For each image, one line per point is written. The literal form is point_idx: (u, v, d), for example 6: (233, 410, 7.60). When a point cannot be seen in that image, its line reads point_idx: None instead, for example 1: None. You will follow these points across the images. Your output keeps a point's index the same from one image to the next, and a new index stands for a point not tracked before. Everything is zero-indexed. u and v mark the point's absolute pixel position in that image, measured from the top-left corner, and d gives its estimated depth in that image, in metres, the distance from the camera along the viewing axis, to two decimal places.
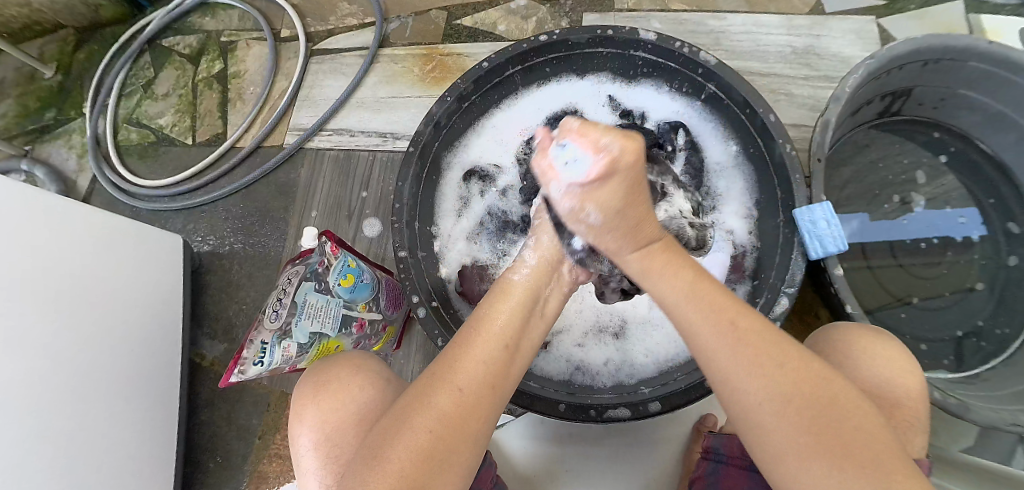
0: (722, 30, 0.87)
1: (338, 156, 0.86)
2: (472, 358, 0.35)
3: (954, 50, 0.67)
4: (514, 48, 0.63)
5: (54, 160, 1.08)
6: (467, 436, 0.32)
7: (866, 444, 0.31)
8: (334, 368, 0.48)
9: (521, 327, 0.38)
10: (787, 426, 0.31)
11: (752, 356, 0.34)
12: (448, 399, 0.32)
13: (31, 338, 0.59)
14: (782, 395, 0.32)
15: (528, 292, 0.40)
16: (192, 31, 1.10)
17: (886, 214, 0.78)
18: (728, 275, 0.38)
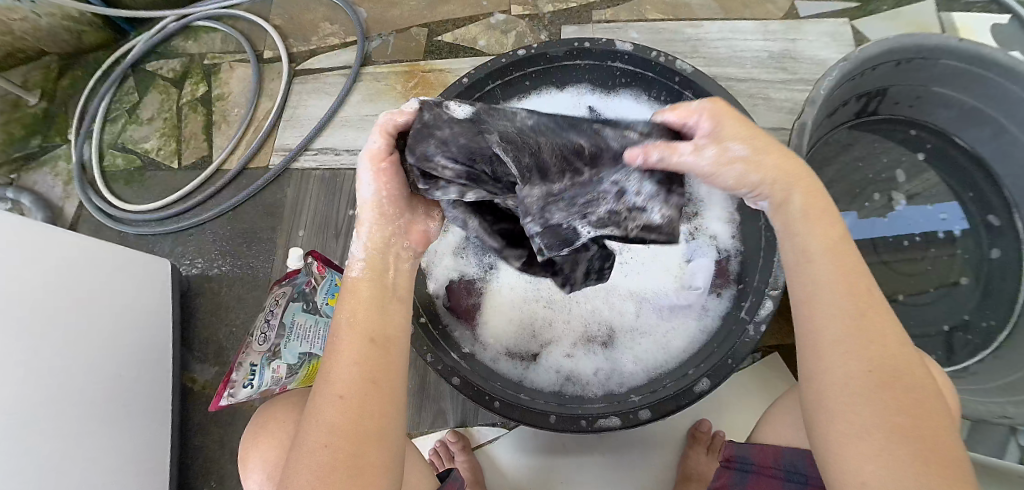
0: (699, 37, 0.88)
1: (324, 175, 0.87)
2: (342, 366, 0.37)
3: (926, 49, 0.68)
4: (494, 64, 0.66)
5: (40, 188, 1.07)
6: (370, 430, 0.35)
7: (934, 427, 0.32)
8: (268, 412, 0.51)
9: (381, 316, 0.40)
10: (870, 403, 0.32)
11: (861, 326, 0.35)
12: (330, 409, 0.35)
13: (19, 371, 0.59)
14: (876, 375, 0.33)
15: (378, 280, 0.42)
16: (176, 54, 1.11)
17: (869, 212, 0.79)
18: (820, 237, 0.38)
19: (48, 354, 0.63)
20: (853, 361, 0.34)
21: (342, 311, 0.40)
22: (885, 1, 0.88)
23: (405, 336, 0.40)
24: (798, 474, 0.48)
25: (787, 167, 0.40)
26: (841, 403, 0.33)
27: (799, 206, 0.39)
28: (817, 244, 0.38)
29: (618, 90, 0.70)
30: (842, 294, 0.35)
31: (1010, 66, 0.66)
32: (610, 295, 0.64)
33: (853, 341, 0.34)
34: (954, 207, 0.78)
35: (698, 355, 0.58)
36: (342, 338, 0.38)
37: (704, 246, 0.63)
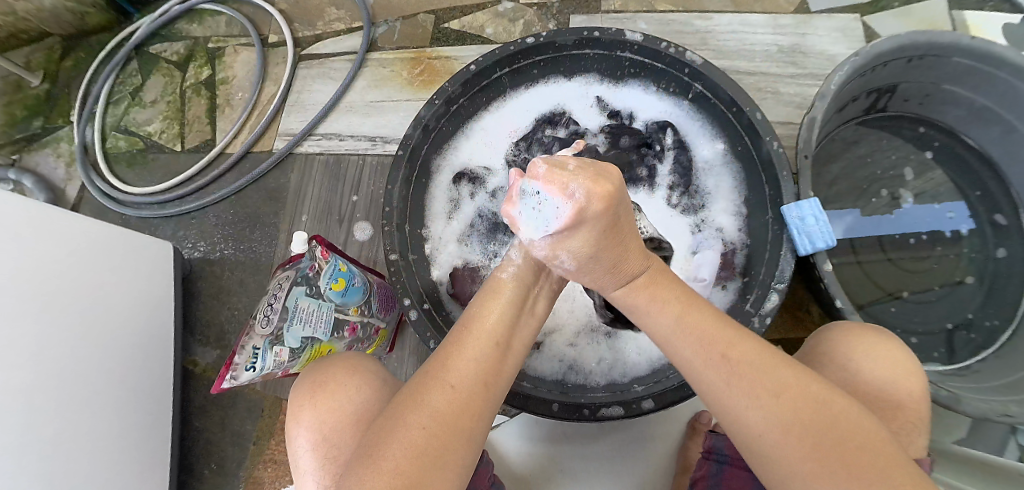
0: (708, 29, 0.87)
1: (328, 161, 0.86)
2: (466, 357, 0.35)
3: (939, 46, 0.68)
4: (501, 51, 0.64)
5: (43, 169, 1.07)
6: (464, 431, 0.32)
7: (864, 454, 0.31)
8: (335, 367, 0.48)
9: (512, 324, 0.38)
10: (790, 448, 0.32)
11: (730, 376, 0.35)
12: (445, 393, 0.33)
13: (22, 348, 0.59)
14: (779, 416, 0.33)
15: (517, 292, 0.41)
16: (180, 37, 1.10)
17: (874, 209, 0.79)
18: (665, 316, 0.39)
19: (52, 332, 0.63)
20: (743, 405, 0.34)
21: (478, 306, 0.39)
22: None
23: (520, 355, 0.39)
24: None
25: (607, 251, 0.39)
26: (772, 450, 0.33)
27: (655, 275, 0.41)
28: (647, 299, 0.40)
29: (627, 80, 0.70)
30: (708, 355, 0.36)
31: (1022, 64, 0.65)
32: None
33: (743, 396, 0.34)
34: (961, 206, 0.78)
35: None
36: (467, 329, 0.37)
37: (711, 239, 0.64)
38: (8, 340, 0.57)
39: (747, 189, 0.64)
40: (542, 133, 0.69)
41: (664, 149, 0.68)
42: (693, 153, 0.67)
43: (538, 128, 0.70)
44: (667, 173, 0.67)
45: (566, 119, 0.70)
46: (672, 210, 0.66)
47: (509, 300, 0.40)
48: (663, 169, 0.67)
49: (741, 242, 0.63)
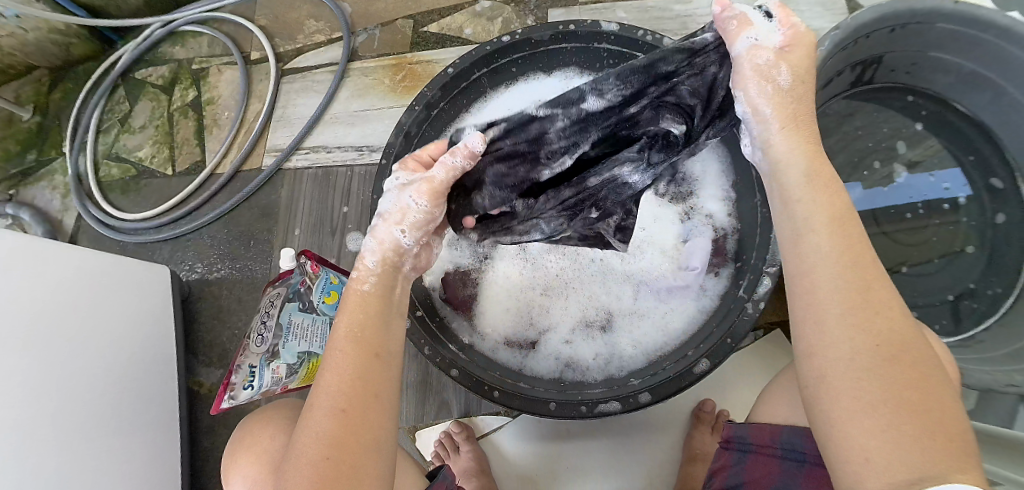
0: (688, 14, 0.87)
1: (317, 173, 0.86)
2: (338, 375, 0.35)
3: (921, 13, 0.66)
4: (478, 51, 0.65)
5: (39, 201, 1.08)
6: (361, 447, 0.33)
7: (943, 406, 0.28)
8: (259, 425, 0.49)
9: (385, 328, 0.39)
10: (873, 380, 0.29)
11: (857, 288, 0.31)
12: (327, 421, 0.33)
13: (23, 382, 0.59)
14: (880, 341, 0.30)
15: (380, 293, 0.40)
16: (164, 61, 1.10)
17: (871, 183, 0.78)
18: (822, 205, 0.35)
19: (54, 365, 0.63)
20: (853, 319, 0.31)
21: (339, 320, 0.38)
22: None
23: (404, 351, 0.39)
24: (798, 452, 0.45)
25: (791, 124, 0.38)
26: (842, 380, 0.30)
27: (801, 174, 0.37)
28: (799, 192, 0.36)
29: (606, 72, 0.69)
30: (841, 260, 0.32)
31: (1009, 27, 0.63)
32: (607, 280, 0.64)
33: (850, 312, 0.31)
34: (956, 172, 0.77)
35: (696, 336, 0.57)
36: (333, 342, 0.37)
37: (701, 225, 0.63)
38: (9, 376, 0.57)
39: (733, 175, 0.63)
40: None
41: None
42: None
43: None
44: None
45: None
46: (659, 201, 0.65)
47: (367, 300, 0.39)
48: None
49: (732, 227, 0.62)
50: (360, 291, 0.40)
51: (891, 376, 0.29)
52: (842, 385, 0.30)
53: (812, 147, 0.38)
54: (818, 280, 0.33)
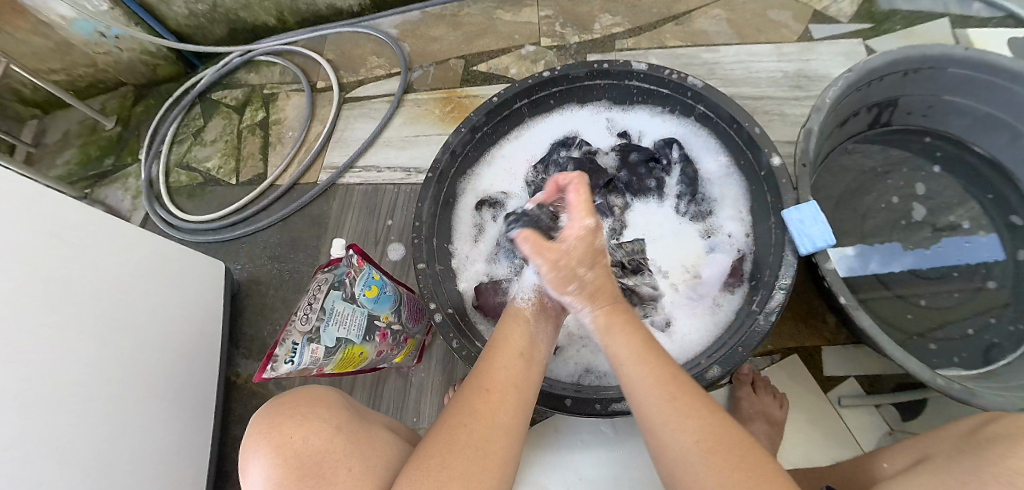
0: (716, 61, 0.96)
1: (367, 189, 0.97)
2: (500, 368, 0.46)
3: (932, 58, 0.73)
4: (519, 84, 0.73)
5: (111, 200, 1.18)
6: (499, 424, 0.42)
7: (746, 461, 0.39)
8: (296, 401, 0.49)
9: (535, 343, 0.51)
10: (684, 443, 0.41)
11: (674, 405, 0.43)
12: (480, 398, 0.43)
13: (77, 352, 0.64)
14: (705, 438, 0.41)
15: (533, 315, 0.53)
16: (238, 85, 1.23)
17: (917, 242, 0.79)
18: (623, 345, 0.49)
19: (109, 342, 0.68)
20: (685, 428, 0.42)
21: (502, 330, 0.51)
22: (897, 22, 0.94)
23: (544, 364, 0.51)
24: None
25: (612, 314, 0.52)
26: (696, 477, 0.39)
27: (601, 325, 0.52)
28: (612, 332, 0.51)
29: (634, 106, 0.80)
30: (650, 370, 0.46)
31: (1021, 71, 0.70)
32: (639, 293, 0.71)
33: (664, 414, 0.43)
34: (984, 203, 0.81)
35: (712, 348, 0.62)
36: (496, 345, 0.49)
37: (723, 243, 0.72)
38: (72, 334, 0.63)
39: (750, 201, 0.70)
40: (558, 155, 0.79)
41: (670, 164, 0.77)
42: (698, 168, 0.76)
43: (553, 151, 0.79)
44: (674, 185, 0.77)
45: (579, 141, 0.80)
46: (680, 218, 0.75)
47: (526, 322, 0.52)
48: (671, 182, 0.77)
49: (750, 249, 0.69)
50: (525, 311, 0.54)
51: (730, 479, 0.38)
52: (693, 483, 0.40)
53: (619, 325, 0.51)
54: (642, 403, 0.45)
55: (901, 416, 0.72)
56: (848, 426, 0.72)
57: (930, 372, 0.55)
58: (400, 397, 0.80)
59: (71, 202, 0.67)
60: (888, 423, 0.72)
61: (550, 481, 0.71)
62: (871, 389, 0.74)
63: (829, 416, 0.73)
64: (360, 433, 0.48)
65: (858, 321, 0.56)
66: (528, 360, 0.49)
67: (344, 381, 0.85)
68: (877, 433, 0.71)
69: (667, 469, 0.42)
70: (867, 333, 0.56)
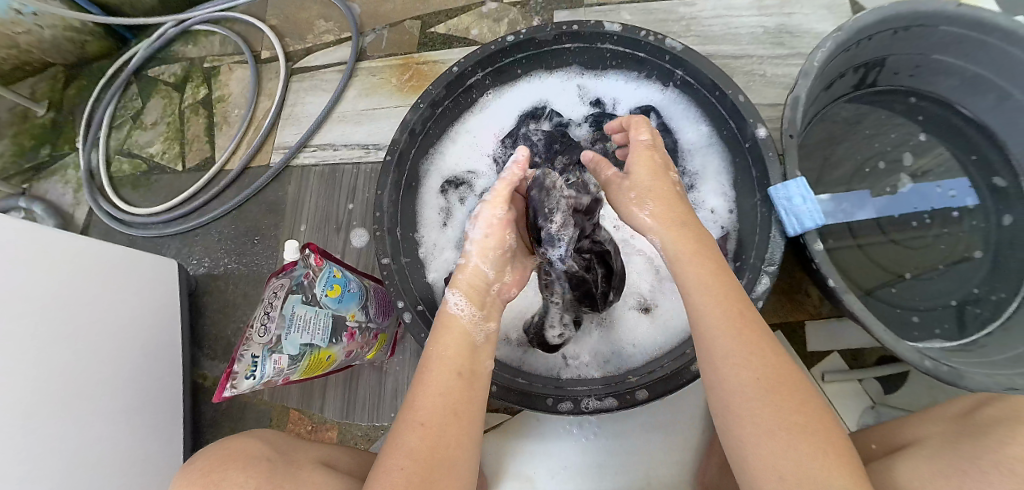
0: (692, 15, 0.89)
1: (323, 170, 0.90)
2: (432, 393, 0.43)
3: (923, 16, 0.68)
4: (482, 51, 0.67)
5: (51, 195, 1.09)
6: (440, 460, 0.40)
7: (811, 417, 0.39)
8: (208, 465, 0.47)
9: (471, 355, 0.48)
10: (755, 391, 0.40)
11: (743, 345, 0.42)
12: (415, 438, 0.41)
13: (24, 378, 0.58)
14: (767, 378, 0.40)
15: (468, 326, 0.49)
16: (176, 59, 1.10)
17: (879, 191, 0.78)
18: (698, 270, 0.47)
19: (59, 363, 0.63)
20: (751, 371, 0.41)
21: (434, 347, 0.48)
22: None
23: (485, 373, 0.48)
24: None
25: (701, 269, 0.47)
26: (744, 408, 0.40)
27: (686, 248, 0.48)
28: (683, 263, 0.48)
29: (608, 71, 0.74)
30: (725, 309, 0.44)
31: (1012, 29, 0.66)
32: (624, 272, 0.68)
33: (742, 367, 0.41)
34: (965, 166, 0.78)
35: (695, 335, 0.61)
36: (428, 369, 0.46)
37: (708, 221, 0.68)
38: (30, 363, 0.59)
39: (733, 173, 0.67)
40: (527, 128, 0.74)
41: None
42: (677, 137, 0.72)
43: (522, 124, 0.74)
44: None
45: (548, 112, 0.74)
46: None
47: (461, 332, 0.48)
48: None
49: (733, 226, 0.66)
50: (461, 322, 0.49)
51: (768, 377, 0.40)
52: (741, 414, 0.40)
53: (699, 249, 0.48)
54: (709, 332, 0.43)
55: (882, 388, 0.72)
56: (830, 400, 0.73)
57: (916, 353, 0.53)
58: (375, 388, 0.81)
59: (6, 222, 0.60)
60: (870, 396, 0.72)
61: (538, 475, 0.73)
62: (854, 363, 0.74)
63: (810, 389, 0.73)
64: (283, 482, 0.46)
65: (848, 305, 0.54)
66: (468, 379, 0.46)
67: (319, 381, 0.83)
68: (859, 406, 0.72)
69: (721, 398, 0.42)
70: (856, 315, 0.54)
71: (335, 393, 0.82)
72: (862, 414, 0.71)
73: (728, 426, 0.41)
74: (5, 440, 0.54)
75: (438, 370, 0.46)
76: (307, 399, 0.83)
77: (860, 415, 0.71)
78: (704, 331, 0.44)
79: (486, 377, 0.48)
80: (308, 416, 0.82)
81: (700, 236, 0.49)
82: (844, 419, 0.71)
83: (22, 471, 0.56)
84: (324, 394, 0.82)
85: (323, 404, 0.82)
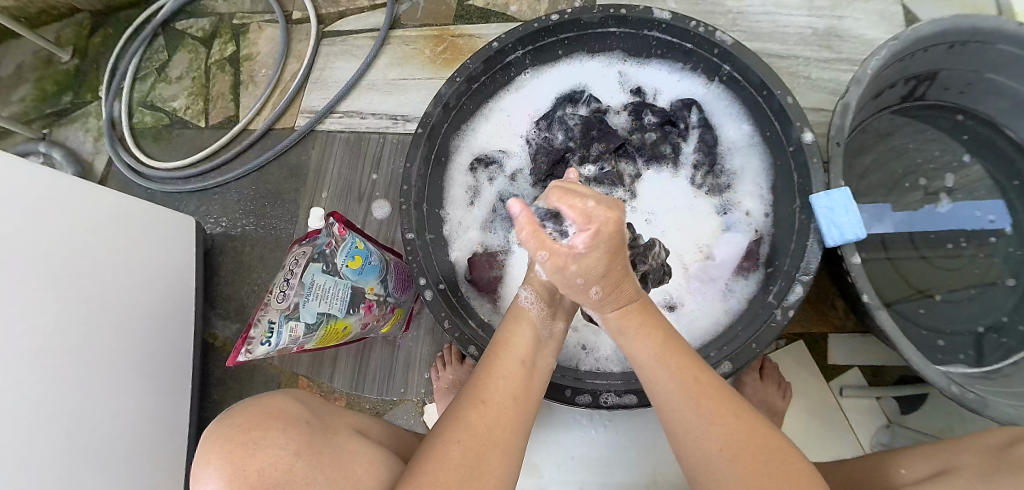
0: (740, 9, 0.85)
1: (348, 138, 0.88)
2: (496, 377, 0.43)
3: (982, 33, 0.65)
4: (525, 28, 0.65)
5: (72, 143, 1.08)
6: (495, 440, 0.39)
7: (789, 475, 0.37)
8: (246, 421, 0.43)
9: (535, 347, 0.47)
10: (720, 456, 0.38)
11: (700, 412, 0.40)
12: (474, 416, 0.40)
13: (38, 322, 0.58)
14: (732, 446, 0.38)
15: (536, 320, 0.48)
16: (205, 14, 1.08)
17: (907, 204, 0.76)
18: (647, 340, 0.44)
19: (75, 310, 0.63)
20: (711, 436, 0.39)
21: (504, 334, 0.47)
22: None
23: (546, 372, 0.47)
24: None
25: (654, 336, 0.44)
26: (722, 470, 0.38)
27: (616, 319, 0.45)
28: (615, 323, 0.45)
29: (652, 60, 0.72)
30: (681, 379, 0.42)
31: None
32: None
33: (703, 422, 0.39)
34: (1007, 190, 0.75)
35: (719, 338, 0.59)
36: (498, 354, 0.45)
37: (741, 222, 0.66)
38: (45, 308, 0.59)
39: (772, 176, 0.65)
40: (563, 111, 0.71)
41: (688, 127, 0.70)
42: (718, 134, 0.69)
43: (558, 107, 0.71)
44: (691, 150, 0.70)
45: (586, 97, 0.72)
46: (695, 190, 0.69)
47: (530, 324, 0.48)
48: (687, 147, 0.70)
49: (768, 230, 0.64)
50: (523, 311, 0.48)
51: (732, 443, 0.38)
52: (715, 483, 0.38)
53: (636, 314, 0.45)
54: (671, 402, 0.41)
55: (900, 408, 0.71)
56: (843, 412, 0.72)
57: (944, 377, 0.52)
58: (387, 362, 0.80)
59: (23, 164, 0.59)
60: (886, 415, 0.71)
61: (544, 464, 0.72)
62: (874, 380, 0.72)
63: (826, 401, 0.72)
64: (325, 449, 0.44)
65: (879, 322, 0.52)
66: (528, 370, 0.45)
67: (329, 351, 0.83)
68: (874, 423, 0.70)
69: (694, 468, 0.40)
70: (886, 334, 0.52)
71: (345, 364, 0.82)
72: (876, 432, 0.70)
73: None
74: (16, 383, 0.54)
75: (503, 356, 0.45)
76: (316, 368, 0.82)
77: (875, 432, 0.70)
78: (661, 397, 0.42)
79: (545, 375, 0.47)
80: (317, 385, 0.82)
81: (648, 310, 0.46)
82: (857, 434, 0.70)
83: (31, 413, 0.56)
84: (333, 365, 0.82)
85: (332, 374, 0.82)
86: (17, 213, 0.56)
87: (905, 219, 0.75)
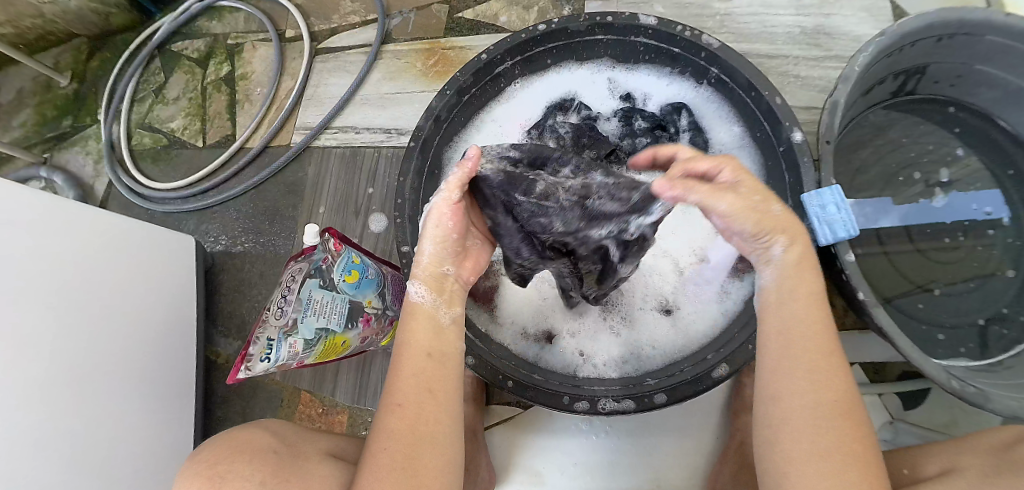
0: (727, 12, 0.86)
1: (344, 152, 0.89)
2: (405, 378, 0.43)
3: (970, 23, 0.66)
4: (513, 39, 0.66)
5: (72, 166, 1.09)
6: (422, 438, 0.40)
7: (860, 445, 0.37)
8: (214, 457, 0.45)
9: (438, 334, 0.45)
10: (813, 405, 0.38)
11: (818, 364, 0.39)
12: (394, 422, 0.41)
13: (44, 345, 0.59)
14: (833, 403, 0.38)
15: (433, 307, 0.46)
16: (200, 35, 1.10)
17: (907, 198, 0.76)
18: (801, 284, 0.43)
19: (81, 332, 0.64)
20: (820, 386, 0.39)
21: (404, 330, 0.45)
22: None
23: (459, 348, 0.46)
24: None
25: (809, 284, 0.43)
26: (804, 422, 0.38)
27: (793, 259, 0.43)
28: (787, 270, 0.43)
29: (640, 65, 0.72)
30: (812, 328, 0.41)
31: None
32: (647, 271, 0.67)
33: (812, 375, 0.39)
34: (1002, 180, 0.75)
35: (716, 341, 0.59)
36: (403, 352, 0.44)
37: None
38: (51, 331, 0.60)
39: (765, 176, 0.65)
40: (554, 120, 0.71)
41: (679, 132, 0.70)
42: (708, 137, 0.70)
43: (549, 116, 0.72)
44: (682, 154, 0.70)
45: (576, 104, 0.72)
46: None
47: (425, 314, 0.45)
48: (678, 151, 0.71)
49: None
50: (418, 303, 0.46)
51: (831, 402, 0.38)
52: (794, 431, 0.38)
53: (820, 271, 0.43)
54: (789, 343, 0.41)
55: (903, 404, 0.70)
56: None
57: (944, 372, 0.52)
58: (388, 374, 0.81)
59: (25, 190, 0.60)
60: (889, 411, 0.70)
61: (546, 471, 0.72)
62: (876, 377, 0.72)
63: None
64: (294, 477, 0.45)
65: (876, 319, 0.52)
66: (439, 359, 0.44)
67: (331, 365, 0.83)
68: (877, 421, 0.70)
69: (775, 409, 0.40)
70: (884, 330, 0.52)
71: (347, 377, 0.82)
72: (878, 428, 0.70)
73: (773, 433, 0.39)
74: (25, 405, 0.55)
75: (409, 354, 0.44)
76: (318, 382, 0.83)
77: (877, 429, 0.70)
78: (784, 331, 0.41)
79: (461, 355, 0.46)
80: (319, 399, 0.83)
81: (811, 256, 0.44)
82: None
83: (40, 435, 0.57)
84: (335, 378, 0.82)
85: (334, 388, 0.82)
86: (22, 239, 0.57)
87: (901, 214, 0.75)
